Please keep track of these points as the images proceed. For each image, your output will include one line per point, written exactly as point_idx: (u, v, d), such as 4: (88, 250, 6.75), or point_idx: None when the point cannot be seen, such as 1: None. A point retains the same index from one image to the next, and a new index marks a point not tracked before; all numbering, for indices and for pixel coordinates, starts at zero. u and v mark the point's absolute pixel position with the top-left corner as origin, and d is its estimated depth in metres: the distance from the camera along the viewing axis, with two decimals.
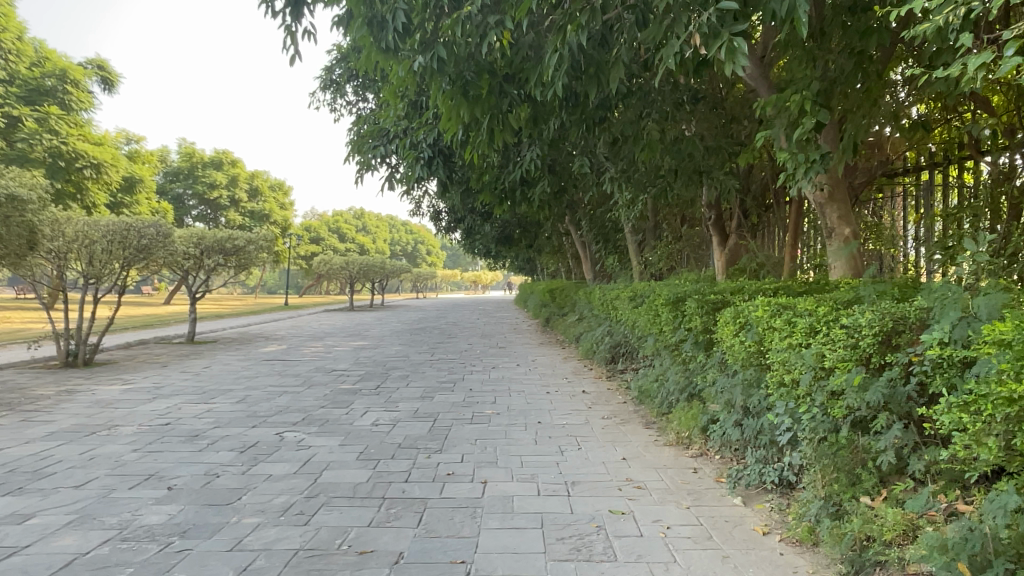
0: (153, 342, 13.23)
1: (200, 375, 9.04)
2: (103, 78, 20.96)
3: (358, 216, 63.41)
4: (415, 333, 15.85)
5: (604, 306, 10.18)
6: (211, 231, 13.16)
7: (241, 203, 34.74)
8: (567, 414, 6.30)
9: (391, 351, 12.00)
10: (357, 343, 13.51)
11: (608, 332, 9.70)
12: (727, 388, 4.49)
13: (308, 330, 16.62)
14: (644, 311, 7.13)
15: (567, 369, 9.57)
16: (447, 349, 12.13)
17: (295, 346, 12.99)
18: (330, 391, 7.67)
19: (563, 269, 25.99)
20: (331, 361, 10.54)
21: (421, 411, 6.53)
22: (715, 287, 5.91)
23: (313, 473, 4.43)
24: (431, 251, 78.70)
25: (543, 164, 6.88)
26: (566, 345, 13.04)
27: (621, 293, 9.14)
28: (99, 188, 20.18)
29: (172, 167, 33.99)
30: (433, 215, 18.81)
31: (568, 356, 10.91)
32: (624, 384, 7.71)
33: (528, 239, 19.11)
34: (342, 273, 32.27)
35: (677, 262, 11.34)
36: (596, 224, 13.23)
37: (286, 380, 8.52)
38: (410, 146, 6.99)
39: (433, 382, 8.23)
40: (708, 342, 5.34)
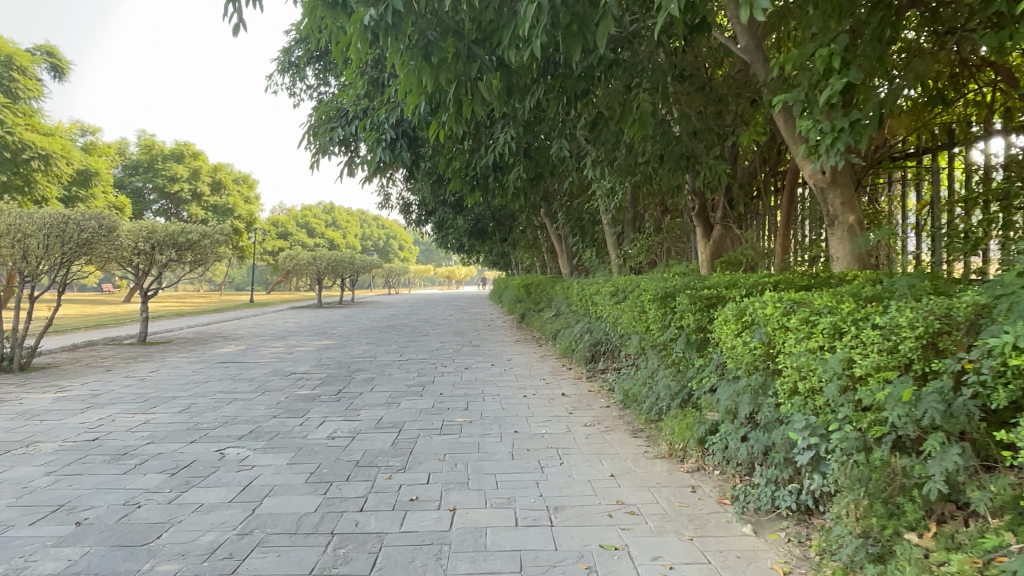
0: (103, 344, 12.36)
1: (145, 381, 8.28)
2: (53, 65, 19.75)
3: (328, 211, 62.22)
4: (385, 331, 15.16)
5: (583, 302, 9.62)
6: (163, 224, 12.32)
7: (205, 198, 33.59)
8: (546, 421, 5.72)
9: (357, 351, 11.32)
10: (322, 342, 12.81)
11: (588, 330, 9.16)
12: (729, 396, 3.94)
13: (272, 329, 15.83)
14: (627, 307, 6.58)
15: (544, 369, 9.01)
16: (418, 348, 11.50)
17: (255, 347, 12.23)
18: (286, 398, 7.00)
19: (538, 264, 25.43)
20: (292, 363, 9.84)
21: (385, 420, 5.91)
22: (708, 281, 5.37)
23: (252, 503, 3.79)
24: (403, 246, 77.65)
25: (517, 147, 6.30)
26: (543, 342, 12.50)
27: (602, 288, 8.59)
28: (49, 180, 19.04)
29: (131, 160, 32.78)
30: (402, 208, 18.11)
31: (546, 355, 10.34)
32: (606, 386, 7.17)
33: (501, 233, 18.51)
34: (311, 269, 31.36)
35: (657, 256, 10.82)
36: (573, 215, 12.68)
37: (239, 386, 7.81)
38: (371, 127, 6.36)
39: (400, 386, 7.59)
40: (701, 342, 4.80)
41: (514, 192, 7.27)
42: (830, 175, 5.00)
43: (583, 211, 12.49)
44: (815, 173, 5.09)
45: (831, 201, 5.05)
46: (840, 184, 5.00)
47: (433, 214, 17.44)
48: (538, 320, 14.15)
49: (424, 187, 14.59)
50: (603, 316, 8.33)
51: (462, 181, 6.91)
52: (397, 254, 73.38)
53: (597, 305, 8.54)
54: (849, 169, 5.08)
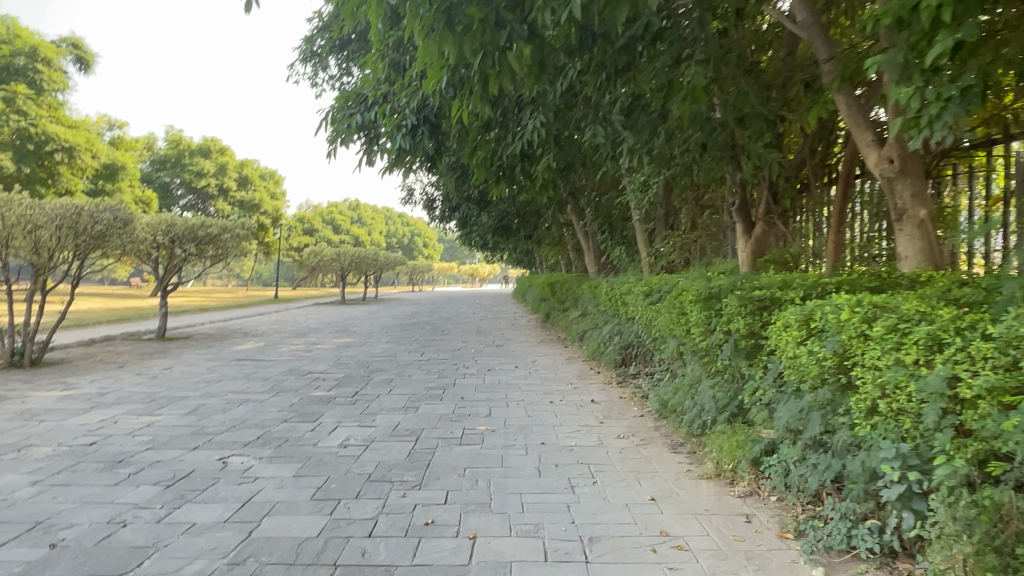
0: (120, 339, 12.14)
1: (156, 378, 7.97)
2: (78, 58, 19.77)
3: (353, 207, 62.26)
4: (406, 329, 14.80)
5: (613, 301, 9.12)
6: (182, 218, 12.06)
7: (230, 193, 33.63)
8: (576, 431, 5.27)
9: (377, 349, 10.95)
10: (341, 340, 12.47)
11: (618, 331, 8.68)
12: (789, 411, 3.46)
13: (292, 326, 15.55)
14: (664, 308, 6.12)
15: (571, 372, 8.55)
16: (439, 348, 11.09)
17: (273, 344, 11.93)
18: (300, 400, 6.62)
19: (563, 262, 24.94)
20: (309, 361, 9.50)
21: (401, 426, 5.49)
22: (757, 280, 4.87)
23: (249, 524, 3.37)
24: (428, 243, 77.56)
25: (547, 134, 5.82)
26: (569, 343, 12.01)
27: (634, 286, 8.09)
28: (73, 172, 19.00)
29: (159, 155, 32.98)
30: (426, 203, 17.75)
31: (572, 357, 9.86)
32: (639, 393, 6.69)
33: (526, 230, 18.06)
34: (334, 265, 31.16)
35: (691, 254, 10.30)
36: (601, 211, 12.19)
37: (252, 386, 7.46)
38: (390, 113, 5.92)
39: (419, 389, 7.18)
40: (753, 349, 4.31)
41: (542, 184, 6.80)
42: (899, 164, 4.47)
43: (613, 207, 11.98)
44: (880, 161, 4.56)
45: (899, 193, 4.51)
46: (909, 174, 4.46)
47: (457, 210, 17.04)
48: (564, 320, 13.68)
49: (448, 181, 14.18)
50: (635, 317, 7.83)
51: (487, 172, 6.44)
52: (421, 252, 73.30)
53: (628, 305, 8.06)
54: (920, 157, 4.54)
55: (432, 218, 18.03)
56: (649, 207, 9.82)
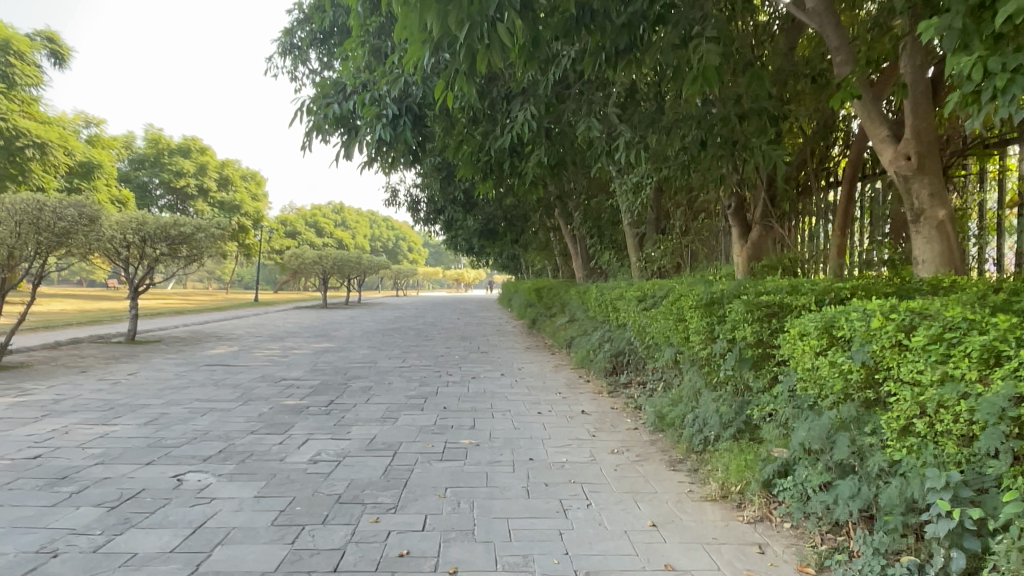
0: (88, 342, 11.61)
1: (119, 384, 7.49)
2: (52, 52, 19.19)
3: (337, 211, 61.61)
4: (388, 334, 14.36)
5: (602, 306, 8.76)
6: (154, 216, 11.58)
7: (211, 193, 33.00)
8: (566, 445, 4.90)
9: (357, 355, 10.51)
10: (320, 345, 12.01)
11: (608, 338, 8.33)
12: (807, 429, 3.12)
13: (270, 330, 15.06)
14: (659, 315, 5.78)
15: (559, 381, 8.18)
16: (422, 354, 10.67)
17: (248, 349, 11.45)
18: (270, 410, 6.19)
19: (549, 267, 24.61)
20: (284, 367, 9.05)
21: (378, 439, 5.09)
22: (762, 285, 4.55)
23: (198, 556, 2.95)
24: (412, 248, 77.02)
25: (538, 127, 5.44)
26: (556, 350, 11.65)
27: (626, 291, 7.74)
28: (45, 169, 18.39)
29: (138, 154, 32.31)
30: (409, 205, 17.33)
31: (560, 365, 9.49)
32: (631, 404, 6.33)
33: (513, 234, 17.69)
34: (316, 269, 30.59)
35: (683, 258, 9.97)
36: (590, 215, 11.85)
37: (220, 393, 7.01)
38: (370, 102, 5.52)
39: (399, 398, 6.76)
40: (761, 359, 3.98)
41: (532, 185, 6.42)
42: (916, 160, 4.14)
43: (602, 211, 11.64)
44: (896, 158, 4.23)
45: (917, 192, 4.18)
46: (928, 172, 4.13)
47: (442, 212, 16.66)
48: (551, 326, 13.32)
49: (433, 182, 13.79)
50: (627, 322, 7.48)
51: (475, 170, 6.06)
52: (405, 256, 72.72)
53: (620, 311, 7.72)
54: (938, 154, 4.22)
55: (417, 220, 17.63)
56: (640, 210, 9.51)
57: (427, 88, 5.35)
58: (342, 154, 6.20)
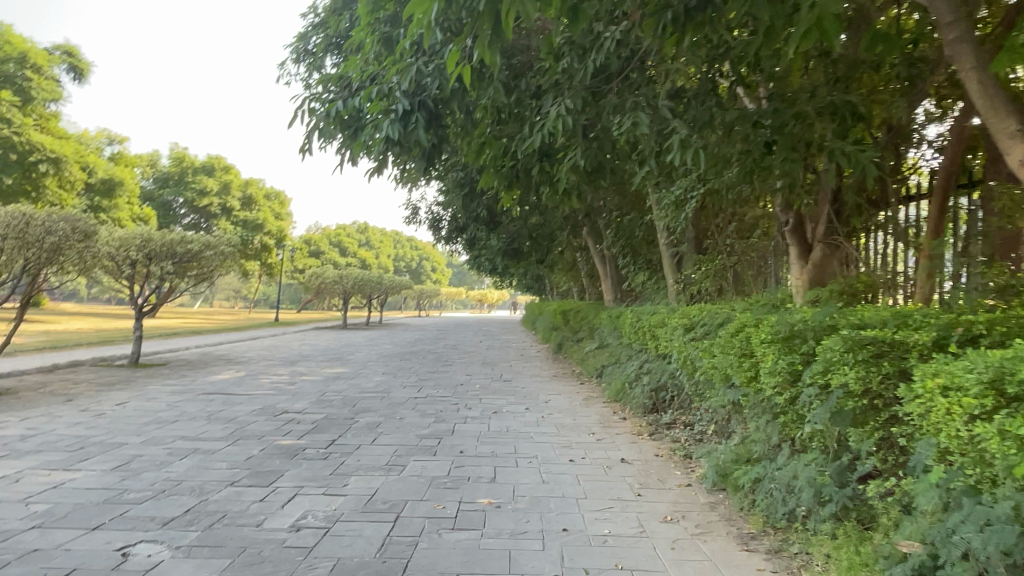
0: (88, 366, 10.95)
1: (102, 417, 6.75)
2: (72, 66, 18.92)
3: (361, 230, 61.30)
4: (405, 358, 13.58)
5: (639, 332, 7.87)
6: (160, 232, 10.97)
7: (233, 212, 32.69)
8: (608, 508, 4.02)
9: (370, 383, 9.70)
10: (333, 371, 11.23)
11: (646, 370, 7.44)
12: (974, 524, 2.23)
13: (283, 353, 14.32)
14: (715, 347, 4.93)
15: (592, 417, 7.28)
16: (440, 382, 9.82)
17: (255, 374, 10.69)
18: (261, 452, 5.37)
19: (576, 289, 23.72)
20: (288, 397, 8.27)
21: (379, 495, 4.24)
22: (854, 313, 3.69)
23: None
24: (436, 267, 76.54)
25: (576, 124, 4.59)
26: (585, 379, 10.73)
27: (668, 318, 6.86)
28: (60, 185, 18.01)
29: (161, 173, 32.19)
30: (430, 223, 16.58)
31: (590, 397, 8.59)
32: (679, 450, 5.44)
33: (539, 254, 16.83)
34: (336, 289, 29.92)
35: (728, 281, 9.06)
36: (623, 233, 10.97)
37: (210, 430, 6.22)
38: (376, 97, 4.68)
39: (410, 438, 5.93)
40: (864, 412, 3.09)
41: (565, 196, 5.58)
42: None
43: (637, 228, 10.79)
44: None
45: None
46: None
47: (464, 230, 15.90)
48: (579, 353, 12.41)
49: (456, 198, 13.05)
50: (670, 353, 6.60)
51: (499, 177, 5.23)
52: (429, 276, 72.27)
53: (661, 340, 6.83)
54: None
55: (438, 239, 16.91)
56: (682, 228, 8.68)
57: (443, 79, 4.50)
58: (347, 159, 5.41)
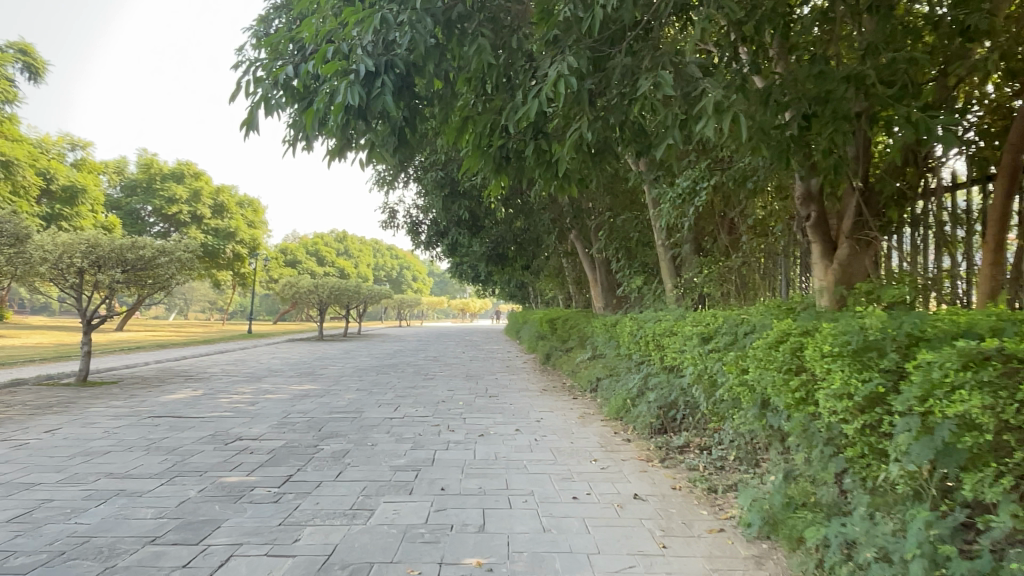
0: (30, 385, 9.90)
1: (23, 449, 5.77)
2: (27, 66, 17.84)
3: (340, 239, 60.04)
4: (382, 372, 12.62)
5: (641, 342, 7.07)
6: (110, 237, 10.03)
7: (205, 220, 31.45)
8: (632, 567, 3.18)
9: (342, 401, 8.76)
10: (302, 387, 10.26)
11: (651, 385, 6.62)
12: None
13: (251, 368, 13.30)
14: (745, 361, 4.15)
15: (592, 439, 6.43)
16: (420, 399, 8.91)
17: (216, 392, 9.70)
18: (200, 493, 4.45)
19: (562, 296, 22.93)
20: (246, 420, 7.32)
21: (338, 555, 3.34)
22: (937, 319, 2.95)
23: None
24: (417, 277, 75.45)
25: (581, 91, 3.78)
26: (579, 393, 9.87)
27: (677, 325, 6.08)
28: (14, 191, 16.89)
29: (129, 180, 30.93)
30: (409, 228, 15.66)
31: (587, 415, 7.74)
32: (701, 482, 4.63)
33: (524, 259, 15.97)
34: (312, 298, 28.75)
35: (736, 282, 8.35)
36: (617, 234, 10.18)
37: (145, 464, 5.26)
38: (334, 58, 3.81)
39: (382, 471, 5.03)
40: (981, 450, 2.38)
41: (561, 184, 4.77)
42: None
43: (632, 229, 10.05)
44: None
45: None
46: None
47: (445, 234, 15.03)
48: (570, 363, 11.57)
49: (438, 196, 12.24)
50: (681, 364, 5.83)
51: (487, 159, 4.42)
52: (410, 286, 71.15)
53: (670, 350, 6.06)
54: None
55: (417, 245, 16.01)
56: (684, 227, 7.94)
57: (415, 34, 3.66)
58: (300, 139, 4.54)
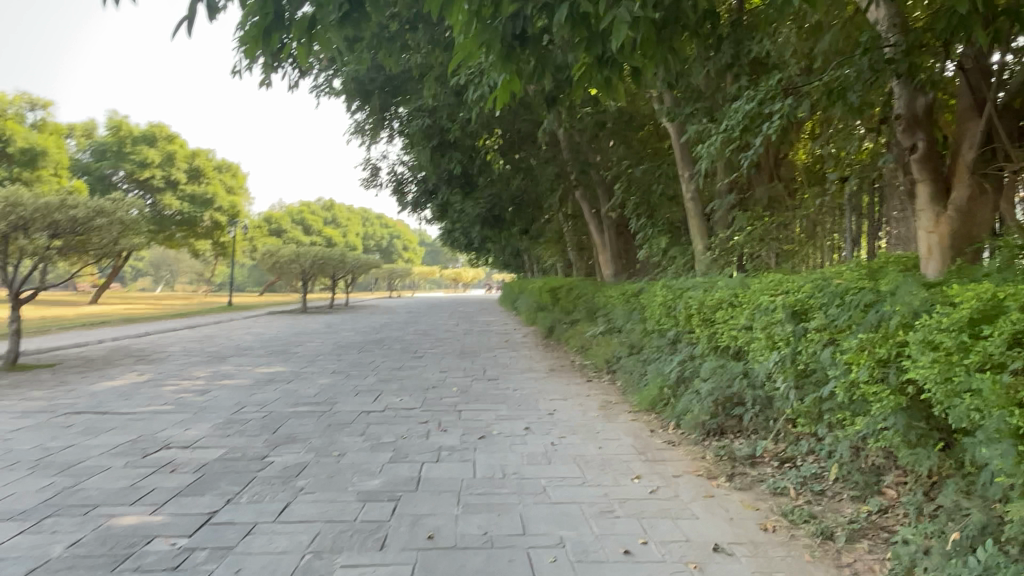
0: None
1: None
2: None
3: (327, 207, 57.91)
4: (366, 350, 11.14)
5: (682, 315, 5.63)
6: (33, 194, 8.42)
7: (180, 186, 29.55)
8: None
9: (311, 389, 7.27)
10: (268, 369, 8.76)
11: (698, 371, 5.18)
12: None
13: (216, 346, 11.78)
14: (908, 340, 2.76)
15: (625, 439, 5.01)
16: (406, 386, 7.43)
17: (164, 377, 8.19)
18: (67, 552, 2.98)
19: (560, 264, 21.45)
20: (185, 418, 5.81)
21: None
22: None
23: None
24: (408, 246, 73.66)
25: None
26: (592, 374, 8.44)
27: (741, 295, 4.62)
28: None
29: (98, 143, 28.89)
30: (394, 187, 14.03)
31: (611, 405, 6.30)
32: (805, 522, 3.20)
33: (523, 223, 14.37)
34: (294, 268, 27.04)
35: (788, 241, 7.02)
36: (637, 187, 8.67)
37: (15, 493, 3.77)
38: None
39: (347, 504, 3.57)
40: None
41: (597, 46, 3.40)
42: None
43: (654, 181, 8.54)
44: None
45: None
46: None
47: (435, 195, 13.43)
48: (579, 339, 10.13)
49: (425, 147, 10.70)
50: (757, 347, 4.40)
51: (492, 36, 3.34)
52: (400, 256, 69.33)
53: (731, 326, 4.62)
54: None
55: (403, 207, 14.39)
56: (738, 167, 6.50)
57: None
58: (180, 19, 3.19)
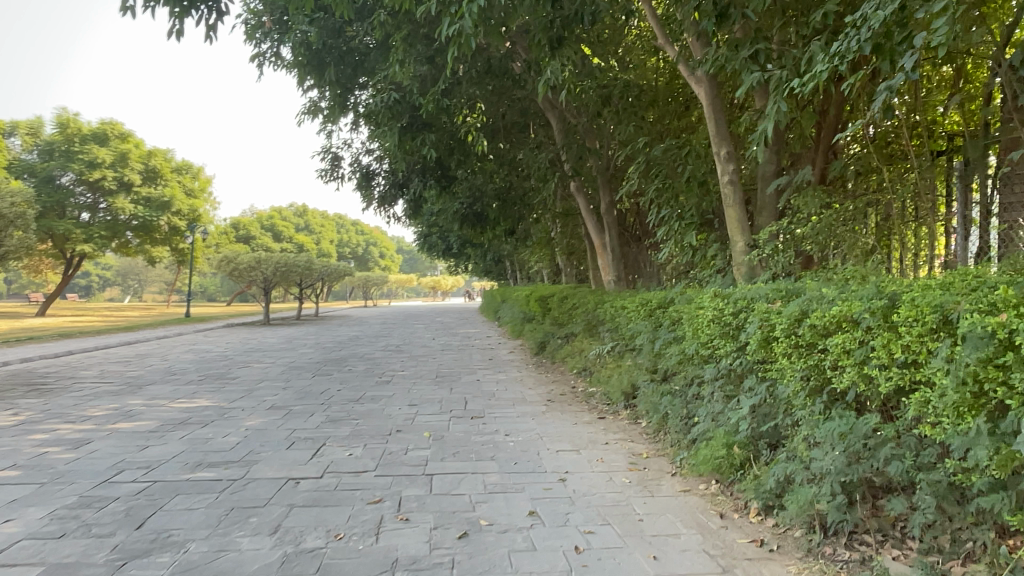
0: None
1: None
2: None
3: (300, 213, 55.57)
4: (321, 374, 9.21)
5: (753, 339, 3.85)
6: None
7: (134, 188, 27.34)
8: None
9: (231, 437, 5.35)
10: (187, 404, 6.80)
11: (799, 425, 3.39)
12: None
13: (142, 368, 9.77)
14: None
15: (692, 535, 3.20)
16: (362, 431, 5.55)
17: (43, 417, 6.21)
18: None
19: (549, 270, 19.65)
20: (19, 497, 3.88)
21: None
22: None
23: None
24: (384, 254, 71.39)
25: None
26: (604, 408, 6.60)
27: (886, 307, 2.86)
28: None
29: (43, 142, 26.52)
30: (360, 181, 12.10)
31: (644, 462, 4.49)
32: None
33: (509, 222, 12.56)
34: (258, 275, 24.94)
35: (864, 233, 5.44)
36: (658, 170, 6.88)
37: None
38: None
39: None
40: None
41: None
42: None
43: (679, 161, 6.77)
44: None
45: None
46: None
47: (407, 188, 11.55)
48: (580, 360, 8.32)
49: (392, 130, 8.73)
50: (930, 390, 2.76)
51: None
52: (377, 263, 67.11)
53: (874, 358, 2.88)
54: None
55: (370, 204, 12.49)
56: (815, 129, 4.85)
57: None
58: None
